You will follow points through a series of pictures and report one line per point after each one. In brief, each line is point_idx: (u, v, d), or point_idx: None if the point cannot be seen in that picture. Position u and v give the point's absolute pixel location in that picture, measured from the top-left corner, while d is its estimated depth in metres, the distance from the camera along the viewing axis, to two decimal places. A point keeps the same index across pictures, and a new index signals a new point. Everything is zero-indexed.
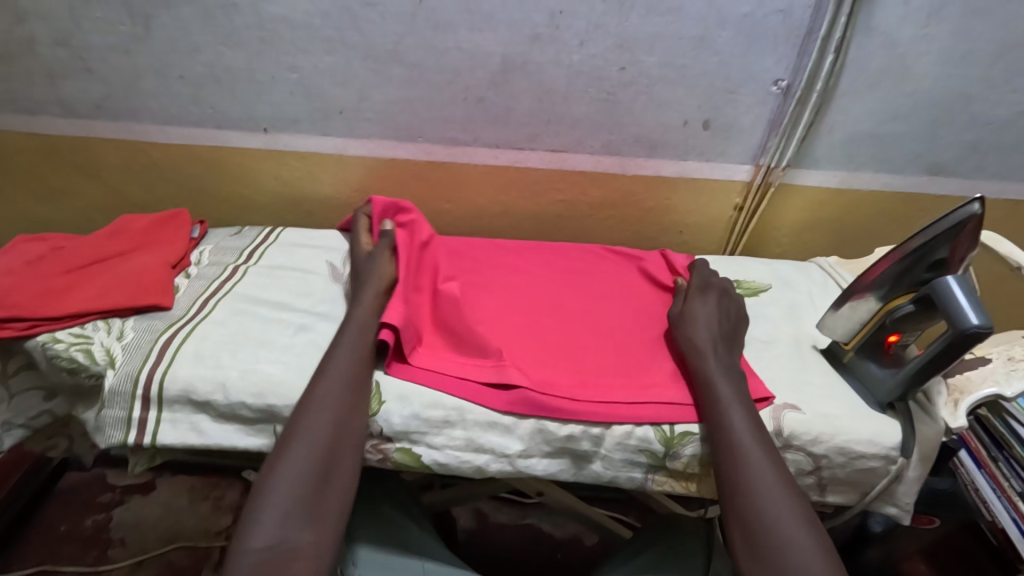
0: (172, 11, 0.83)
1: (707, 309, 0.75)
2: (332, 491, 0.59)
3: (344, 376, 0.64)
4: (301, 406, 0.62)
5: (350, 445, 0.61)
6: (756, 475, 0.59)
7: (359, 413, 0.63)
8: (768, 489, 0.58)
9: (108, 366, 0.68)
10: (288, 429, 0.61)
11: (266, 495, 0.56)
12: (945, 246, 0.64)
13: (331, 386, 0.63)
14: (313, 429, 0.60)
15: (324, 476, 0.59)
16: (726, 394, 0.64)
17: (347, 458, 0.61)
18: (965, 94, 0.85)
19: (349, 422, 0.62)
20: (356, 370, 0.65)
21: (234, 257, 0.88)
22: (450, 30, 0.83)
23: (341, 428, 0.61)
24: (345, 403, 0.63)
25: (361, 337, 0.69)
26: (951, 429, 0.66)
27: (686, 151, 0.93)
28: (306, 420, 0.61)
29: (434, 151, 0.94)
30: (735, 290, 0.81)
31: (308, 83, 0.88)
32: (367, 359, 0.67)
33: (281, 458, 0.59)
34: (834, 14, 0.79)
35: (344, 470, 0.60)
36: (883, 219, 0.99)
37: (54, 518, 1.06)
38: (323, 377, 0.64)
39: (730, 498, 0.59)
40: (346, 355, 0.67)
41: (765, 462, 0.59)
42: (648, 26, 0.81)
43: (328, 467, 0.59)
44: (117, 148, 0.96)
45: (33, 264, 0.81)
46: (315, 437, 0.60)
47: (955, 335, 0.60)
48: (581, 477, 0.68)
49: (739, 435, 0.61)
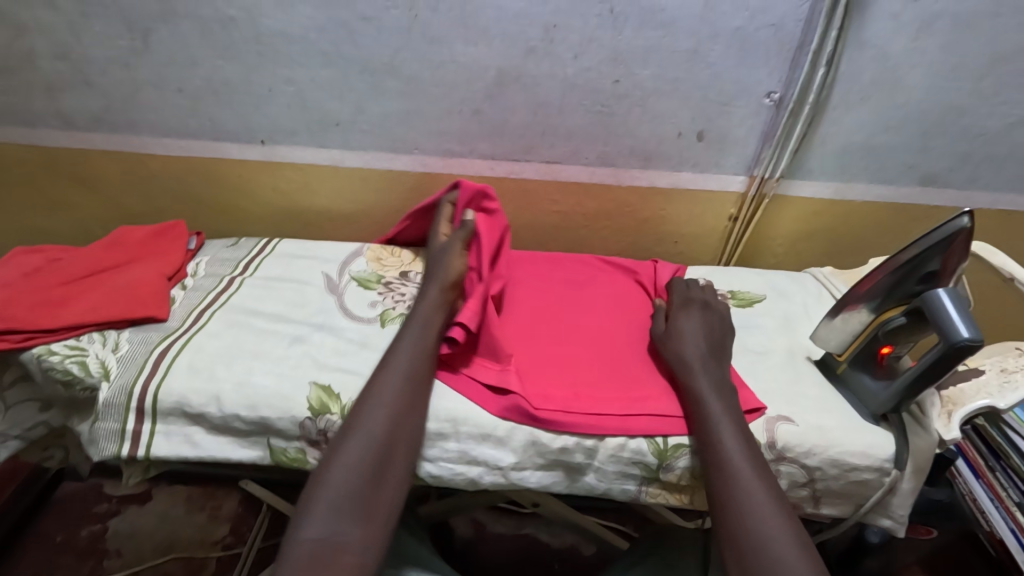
0: (171, 25, 0.84)
1: (693, 324, 0.75)
2: (384, 488, 0.58)
3: (404, 372, 0.65)
4: (361, 400, 0.63)
5: (405, 443, 0.61)
6: (748, 493, 0.59)
7: (417, 412, 0.63)
8: (761, 507, 0.58)
9: (103, 378, 0.68)
10: (348, 422, 0.61)
11: (320, 488, 0.56)
12: (935, 258, 0.64)
13: (392, 381, 0.64)
14: (370, 424, 0.61)
15: (378, 472, 0.58)
16: (717, 410, 0.64)
17: (401, 456, 0.61)
18: (957, 106, 0.86)
19: (406, 420, 0.62)
20: (416, 367, 0.66)
21: (231, 268, 0.89)
22: (446, 43, 0.84)
23: (398, 425, 0.61)
24: (403, 400, 0.63)
25: (425, 334, 0.69)
26: (945, 441, 0.66)
27: (680, 163, 0.93)
28: (366, 414, 0.61)
29: (430, 162, 0.95)
30: (719, 301, 0.81)
31: (305, 95, 0.89)
32: (431, 358, 0.67)
33: (338, 450, 0.59)
34: (826, 28, 0.80)
35: (397, 467, 0.60)
36: (877, 230, 0.99)
37: (50, 528, 1.05)
38: (384, 373, 0.65)
39: (723, 517, 0.59)
40: (411, 351, 0.67)
41: (756, 481, 0.59)
42: (641, 40, 0.82)
43: (382, 463, 0.59)
44: (115, 159, 0.97)
45: (30, 276, 0.81)
46: (370, 432, 0.60)
47: (946, 348, 0.60)
48: (574, 489, 0.68)
49: (730, 452, 0.61)
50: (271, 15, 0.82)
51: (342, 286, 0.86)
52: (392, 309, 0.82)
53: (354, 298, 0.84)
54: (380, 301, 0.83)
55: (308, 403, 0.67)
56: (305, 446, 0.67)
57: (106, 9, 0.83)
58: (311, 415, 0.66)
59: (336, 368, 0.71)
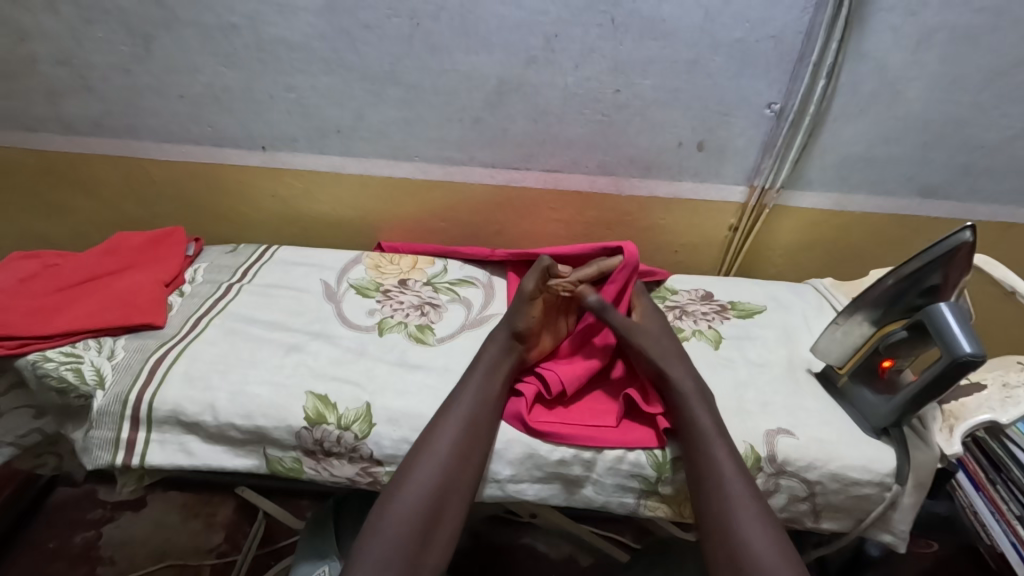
0: (173, 32, 0.84)
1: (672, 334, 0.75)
2: (434, 541, 0.58)
3: (464, 417, 0.63)
4: (418, 446, 0.62)
5: (459, 494, 0.61)
6: (745, 521, 0.58)
7: (473, 463, 0.62)
8: (762, 538, 0.57)
9: (98, 386, 0.68)
10: (403, 468, 0.61)
11: (371, 538, 0.57)
12: (937, 271, 0.64)
13: (451, 429, 0.63)
14: (425, 473, 0.60)
15: (429, 526, 0.58)
16: (708, 427, 0.63)
17: (454, 508, 0.60)
18: (957, 118, 0.86)
19: (463, 470, 0.61)
20: (476, 412, 0.64)
21: (230, 274, 0.89)
22: (446, 52, 0.84)
23: (453, 477, 0.61)
24: (462, 449, 0.62)
25: (490, 378, 0.68)
26: (946, 456, 0.65)
27: (681, 172, 0.93)
28: (421, 462, 0.61)
29: (430, 170, 0.95)
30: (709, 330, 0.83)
31: (306, 102, 0.89)
32: (495, 403, 0.66)
33: (391, 501, 0.59)
34: (826, 40, 0.80)
35: (448, 519, 0.60)
36: (876, 241, 0.99)
37: (41, 535, 1.04)
38: (444, 418, 0.64)
39: (720, 548, 0.58)
40: (475, 395, 0.66)
41: (754, 509, 0.58)
42: (641, 50, 0.82)
43: (433, 516, 0.59)
44: (115, 163, 0.97)
45: (26, 282, 0.81)
46: (423, 482, 0.60)
47: (949, 363, 0.60)
48: (573, 501, 0.67)
49: (725, 472, 0.60)
50: (273, 21, 0.82)
51: (340, 293, 0.86)
52: (390, 317, 0.81)
53: (352, 306, 0.83)
54: (378, 309, 0.83)
55: (304, 413, 0.66)
56: (302, 455, 0.67)
57: (107, 15, 0.83)
58: (307, 425, 0.66)
59: (333, 376, 0.70)
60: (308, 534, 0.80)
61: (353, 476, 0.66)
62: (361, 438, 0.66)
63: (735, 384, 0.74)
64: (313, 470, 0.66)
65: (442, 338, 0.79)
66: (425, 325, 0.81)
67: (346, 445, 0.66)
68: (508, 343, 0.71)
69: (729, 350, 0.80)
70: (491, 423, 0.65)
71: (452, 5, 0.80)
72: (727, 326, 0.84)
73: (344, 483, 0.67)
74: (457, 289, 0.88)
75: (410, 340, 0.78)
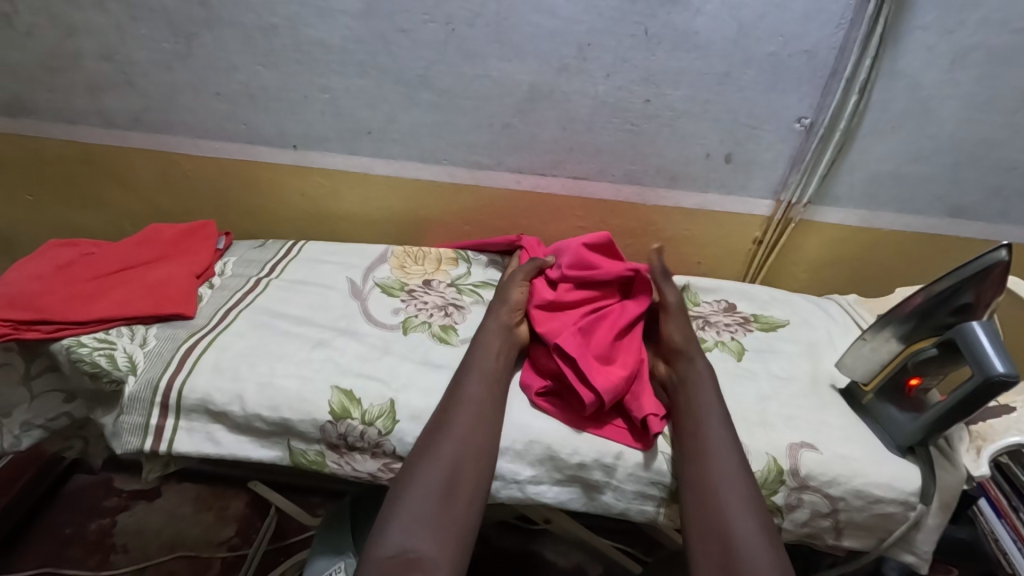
0: (214, 32, 0.86)
1: (686, 336, 0.76)
2: (453, 512, 0.57)
3: (474, 393, 0.66)
4: (434, 426, 0.64)
5: (476, 467, 0.61)
6: (738, 532, 0.57)
7: (488, 434, 0.64)
8: (751, 549, 0.56)
9: (130, 372, 0.69)
10: (422, 447, 0.62)
11: (397, 503, 0.57)
12: (970, 290, 0.64)
13: (462, 405, 0.65)
14: (444, 446, 0.61)
15: (446, 499, 0.58)
16: (705, 397, 0.67)
17: (470, 475, 0.60)
18: (989, 138, 0.85)
19: (478, 447, 0.62)
20: (484, 394, 0.66)
21: (257, 269, 0.90)
22: (481, 58, 0.85)
23: (468, 448, 0.62)
24: (475, 426, 0.63)
25: (493, 359, 0.71)
26: (972, 478, 0.65)
27: (707, 184, 0.93)
28: (443, 437, 0.62)
29: (457, 173, 0.96)
30: (729, 342, 0.84)
31: (339, 103, 0.91)
32: (498, 378, 0.69)
33: (412, 474, 0.59)
34: (860, 55, 0.80)
35: (464, 492, 0.59)
36: (902, 260, 0.98)
37: (59, 519, 1.06)
38: (457, 396, 0.66)
39: (699, 534, 0.58)
40: (480, 375, 0.68)
41: (747, 518, 0.58)
42: (674, 61, 0.83)
43: (451, 486, 0.59)
44: (150, 157, 0.99)
45: (62, 269, 0.83)
46: (442, 457, 0.60)
47: (979, 382, 0.59)
48: (592, 507, 0.67)
49: (710, 432, 0.64)
50: (312, 23, 0.84)
51: (365, 291, 0.87)
52: (415, 317, 0.82)
53: (378, 305, 0.84)
54: (403, 309, 0.84)
55: (329, 407, 0.67)
56: (325, 449, 0.67)
57: (151, 13, 0.85)
58: (332, 419, 0.66)
59: (358, 373, 0.71)
60: (325, 531, 0.81)
61: (375, 471, 0.67)
62: (385, 434, 0.66)
63: (758, 396, 0.74)
64: (336, 464, 0.67)
65: (465, 338, 0.80)
66: (448, 326, 0.82)
67: (370, 440, 0.66)
68: (499, 325, 0.75)
69: (752, 361, 0.80)
70: (500, 405, 0.67)
71: (488, 12, 0.81)
72: (750, 338, 0.85)
73: (365, 478, 0.67)
74: (480, 291, 0.89)
75: (434, 339, 0.79)
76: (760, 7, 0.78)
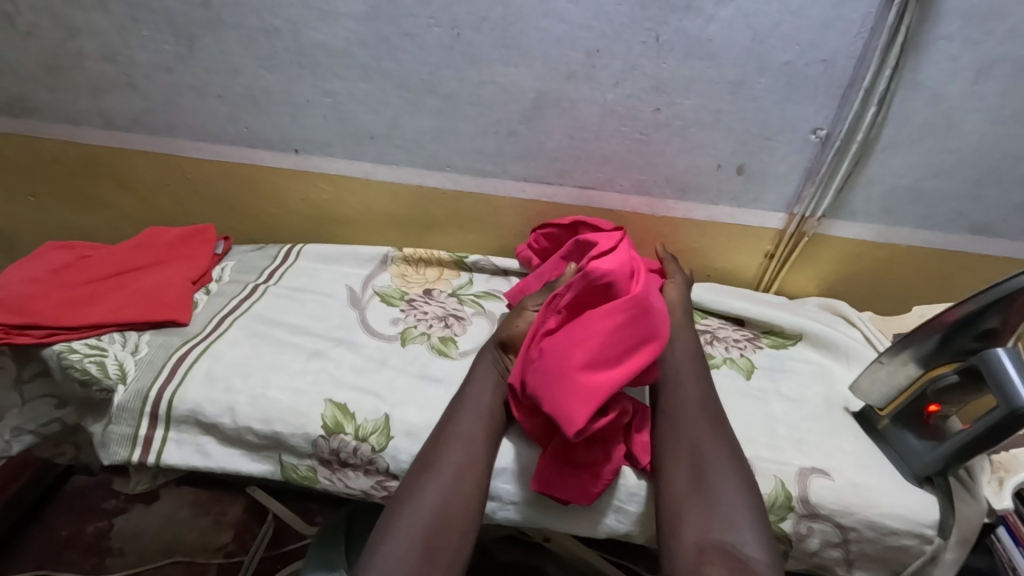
0: (216, 34, 0.85)
1: (680, 311, 0.78)
2: (441, 557, 0.54)
3: (468, 426, 0.62)
4: (422, 463, 0.60)
5: (466, 512, 0.58)
6: (708, 447, 0.60)
7: (478, 475, 0.60)
8: (716, 459, 0.59)
9: (120, 381, 0.67)
10: (410, 484, 0.59)
11: (381, 541, 0.54)
12: (995, 316, 0.61)
13: (452, 441, 0.61)
14: (432, 487, 0.58)
15: (432, 546, 0.54)
16: (686, 368, 0.69)
17: (459, 522, 0.57)
18: (1014, 153, 0.82)
19: (469, 484, 0.59)
20: (477, 430, 0.62)
21: (256, 276, 0.89)
22: (486, 64, 0.83)
23: (456, 489, 0.58)
24: (468, 467, 0.60)
25: (488, 390, 0.66)
26: (994, 510, 0.63)
27: (718, 196, 0.91)
28: (431, 476, 0.58)
29: (461, 181, 0.94)
30: (738, 360, 0.81)
31: (342, 107, 0.89)
32: (493, 412, 0.65)
33: (397, 515, 0.56)
34: (879, 66, 0.77)
35: (452, 540, 0.55)
36: (919, 278, 0.95)
37: (55, 520, 1.05)
38: (449, 429, 0.62)
39: (676, 482, 0.58)
40: (473, 407, 0.64)
41: (714, 440, 0.61)
42: (685, 70, 0.80)
43: (438, 532, 0.55)
44: (152, 159, 0.98)
45: (58, 272, 0.82)
46: (429, 500, 0.57)
47: (1006, 413, 0.56)
48: (592, 533, 0.63)
49: (688, 396, 0.66)
50: (315, 26, 0.82)
51: (364, 300, 0.86)
52: (414, 328, 0.80)
53: (376, 315, 0.83)
54: (402, 319, 0.82)
55: (322, 421, 0.65)
56: (317, 464, 0.65)
57: (154, 15, 0.84)
58: (324, 434, 0.64)
59: (354, 386, 0.69)
60: (320, 543, 0.78)
61: (367, 489, 0.65)
62: (378, 451, 0.64)
63: (766, 417, 0.71)
64: (328, 480, 0.65)
65: (464, 352, 0.77)
66: (447, 337, 0.80)
67: (362, 457, 0.64)
68: (496, 355, 0.71)
69: (761, 381, 0.77)
70: (493, 442, 0.63)
71: (495, 17, 0.79)
72: (760, 356, 0.82)
73: (358, 495, 0.65)
74: (481, 302, 0.88)
75: (432, 351, 0.77)
76: (775, 15, 0.75)
